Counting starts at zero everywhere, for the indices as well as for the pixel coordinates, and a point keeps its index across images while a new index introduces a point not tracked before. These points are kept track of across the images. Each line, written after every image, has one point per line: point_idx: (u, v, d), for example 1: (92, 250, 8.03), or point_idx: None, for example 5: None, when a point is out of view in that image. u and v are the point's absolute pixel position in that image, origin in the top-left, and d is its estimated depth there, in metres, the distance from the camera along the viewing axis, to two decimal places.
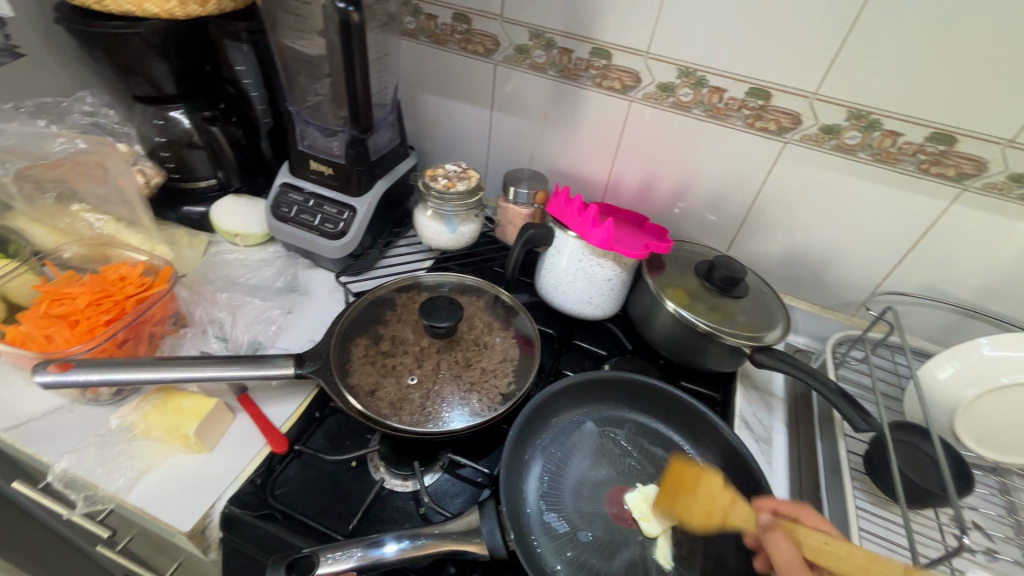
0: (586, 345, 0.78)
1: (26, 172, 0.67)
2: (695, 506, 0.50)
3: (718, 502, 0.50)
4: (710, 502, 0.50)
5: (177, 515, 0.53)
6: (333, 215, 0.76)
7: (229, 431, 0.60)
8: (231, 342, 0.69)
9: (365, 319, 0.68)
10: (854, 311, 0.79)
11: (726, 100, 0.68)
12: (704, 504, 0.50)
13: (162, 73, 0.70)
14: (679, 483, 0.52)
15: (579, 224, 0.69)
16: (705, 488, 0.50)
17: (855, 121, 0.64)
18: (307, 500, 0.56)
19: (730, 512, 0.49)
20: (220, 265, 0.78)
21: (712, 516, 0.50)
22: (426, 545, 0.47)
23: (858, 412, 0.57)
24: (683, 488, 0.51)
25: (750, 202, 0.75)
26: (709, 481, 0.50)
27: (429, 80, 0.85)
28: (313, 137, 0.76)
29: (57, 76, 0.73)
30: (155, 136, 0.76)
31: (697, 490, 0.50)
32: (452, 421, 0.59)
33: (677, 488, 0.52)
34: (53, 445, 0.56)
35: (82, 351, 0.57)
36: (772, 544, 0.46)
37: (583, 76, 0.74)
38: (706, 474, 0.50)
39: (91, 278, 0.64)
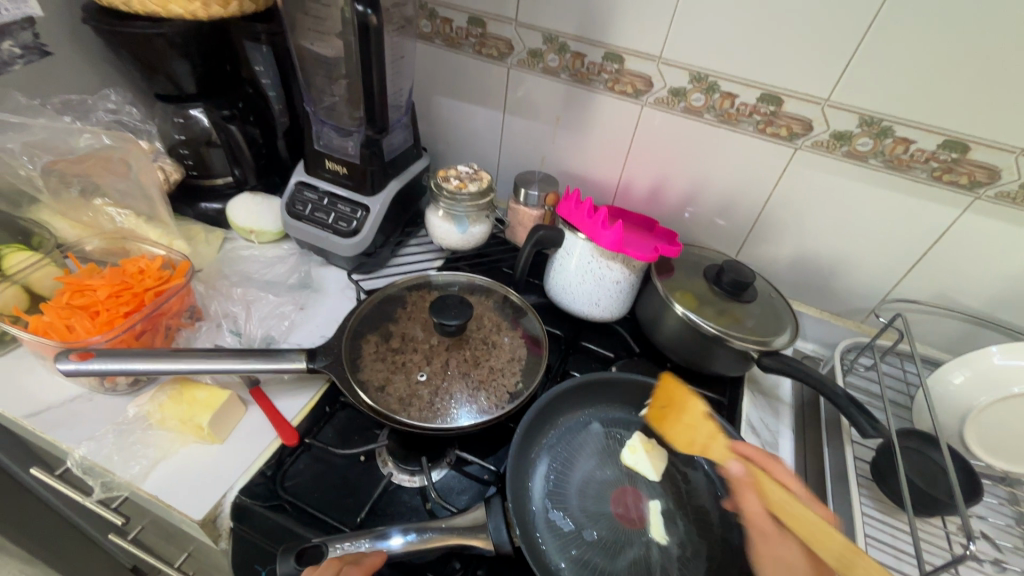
0: (594, 346, 0.78)
1: (52, 167, 0.69)
2: (679, 429, 0.53)
3: (700, 434, 0.53)
4: (692, 429, 0.53)
5: (190, 503, 0.54)
6: (346, 214, 0.77)
7: (242, 422, 0.62)
8: (244, 336, 0.70)
9: (376, 316, 0.69)
10: (864, 318, 0.79)
11: (738, 105, 0.68)
12: (686, 431, 0.53)
13: (183, 72, 0.71)
14: (668, 403, 0.54)
15: (589, 226, 0.70)
16: (689, 414, 0.53)
17: (867, 128, 0.64)
18: (316, 493, 0.57)
19: (709, 445, 0.52)
20: (235, 261, 0.80)
21: (691, 443, 0.53)
22: (432, 539, 0.48)
23: (867, 419, 0.57)
24: (669, 407, 0.54)
25: (760, 207, 0.76)
26: (693, 407, 0.53)
27: (443, 82, 0.86)
28: (329, 137, 0.77)
29: (83, 74, 0.75)
30: (175, 133, 0.78)
31: (681, 414, 0.53)
32: (460, 417, 0.59)
33: (664, 407, 0.55)
34: (72, 432, 0.58)
35: (102, 341, 0.58)
36: (743, 495, 0.49)
37: (595, 80, 0.75)
38: (694, 399, 0.53)
39: (111, 270, 0.65)
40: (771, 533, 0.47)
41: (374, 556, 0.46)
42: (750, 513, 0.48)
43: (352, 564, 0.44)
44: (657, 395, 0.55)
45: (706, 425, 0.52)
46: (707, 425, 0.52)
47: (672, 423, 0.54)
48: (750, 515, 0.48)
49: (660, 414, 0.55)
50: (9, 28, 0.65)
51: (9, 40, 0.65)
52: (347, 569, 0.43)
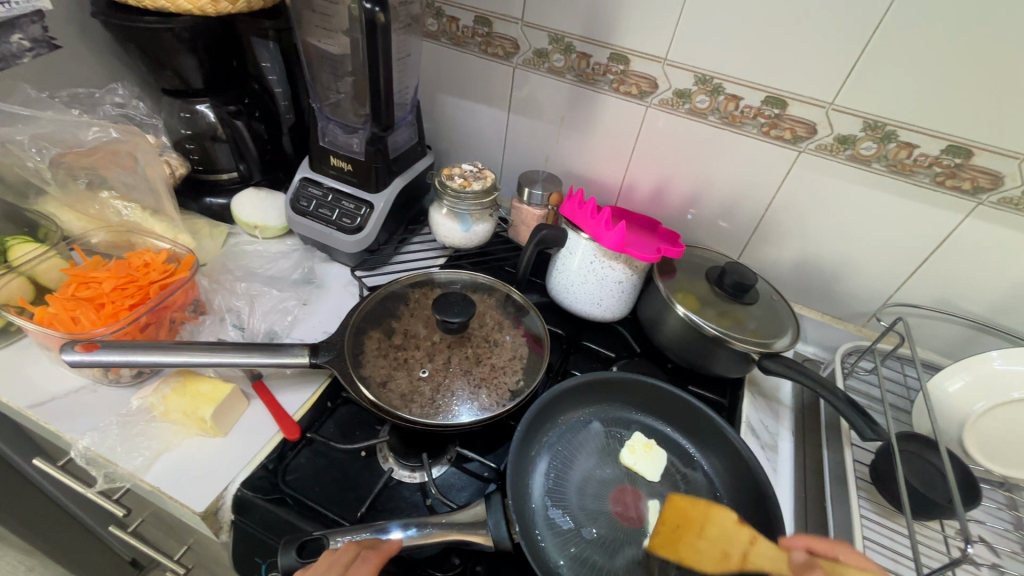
0: (595, 346, 0.78)
1: (60, 159, 0.69)
2: (706, 546, 0.49)
3: (734, 544, 0.48)
4: (722, 540, 0.48)
5: (193, 495, 0.54)
6: (350, 210, 0.78)
7: (244, 416, 0.62)
8: (248, 331, 0.70)
9: (379, 312, 0.70)
10: (865, 322, 0.79)
11: (742, 107, 0.69)
12: (716, 543, 0.48)
13: (191, 67, 0.72)
14: (682, 522, 0.51)
15: (592, 226, 0.70)
16: (713, 526, 0.49)
17: (871, 132, 0.64)
18: (317, 487, 0.58)
19: (748, 552, 0.47)
20: (239, 256, 0.80)
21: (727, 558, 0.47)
22: (433, 534, 0.48)
23: (865, 421, 0.57)
24: (686, 526, 0.51)
25: (762, 210, 0.76)
26: (714, 517, 0.49)
27: (448, 81, 0.86)
28: (335, 134, 0.78)
29: (91, 68, 0.75)
30: (182, 128, 0.78)
31: (705, 526, 0.50)
32: (461, 414, 0.60)
33: (681, 526, 0.51)
34: (76, 422, 0.58)
35: (107, 333, 0.59)
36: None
37: (600, 81, 0.75)
38: (712, 509, 0.50)
39: (116, 263, 0.66)
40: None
41: (390, 541, 0.47)
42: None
43: (369, 548, 0.46)
44: (669, 515, 0.52)
45: (733, 529, 0.48)
46: (740, 532, 0.48)
47: (696, 539, 0.50)
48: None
49: (679, 530, 0.51)
50: (20, 21, 0.65)
51: (19, 33, 0.66)
52: (364, 555, 0.44)
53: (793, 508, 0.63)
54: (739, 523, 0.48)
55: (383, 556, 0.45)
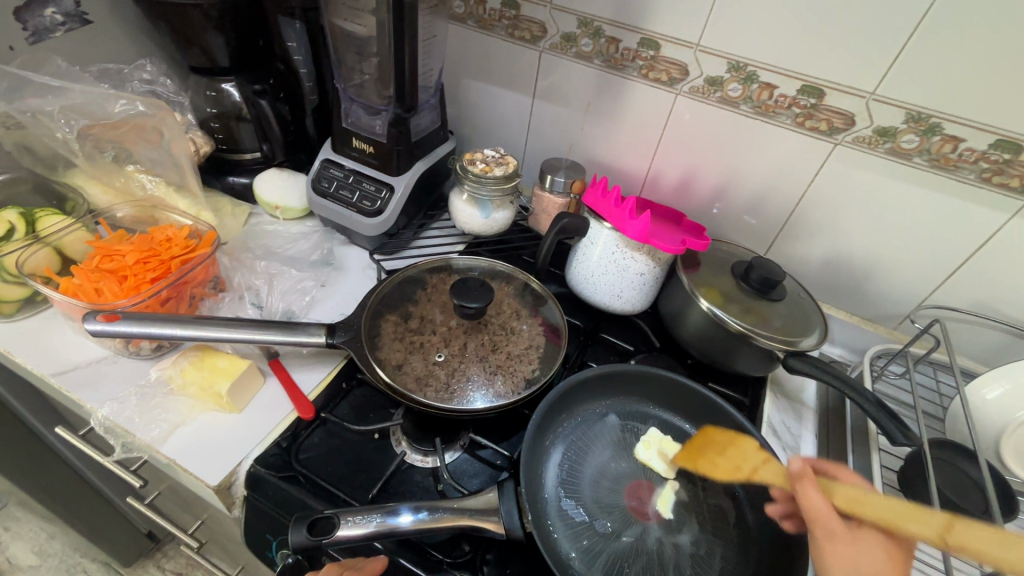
0: (613, 339, 0.77)
1: (87, 131, 0.69)
2: (722, 462, 0.58)
3: (749, 461, 0.56)
4: (739, 458, 0.57)
5: (207, 469, 0.55)
6: (371, 193, 0.77)
7: (260, 393, 0.62)
8: (266, 309, 0.70)
9: (396, 296, 0.69)
10: (897, 324, 0.76)
11: (777, 96, 0.66)
12: (732, 459, 0.58)
13: (218, 45, 0.72)
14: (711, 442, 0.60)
15: (615, 215, 0.69)
16: (736, 448, 0.58)
17: (913, 124, 0.61)
18: (328, 467, 0.57)
19: (758, 467, 0.55)
20: (259, 235, 0.80)
21: (739, 471, 0.57)
22: (443, 518, 0.47)
23: (897, 426, 0.55)
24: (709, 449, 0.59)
25: (793, 204, 0.73)
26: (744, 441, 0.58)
27: (473, 65, 0.85)
28: (357, 115, 0.77)
29: (120, 43, 0.76)
30: (207, 106, 0.79)
31: (729, 447, 0.59)
32: (476, 401, 0.59)
33: (707, 447, 0.60)
34: (95, 392, 0.59)
35: (129, 305, 0.59)
36: (802, 490, 0.46)
37: (629, 67, 0.73)
38: (733, 437, 0.59)
39: (140, 237, 0.66)
40: (841, 534, 0.43)
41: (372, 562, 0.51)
42: (817, 513, 0.45)
43: (352, 568, 0.50)
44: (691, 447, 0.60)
45: (751, 452, 0.57)
46: (755, 452, 0.57)
47: (719, 459, 0.58)
48: (816, 511, 0.45)
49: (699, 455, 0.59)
50: None
51: (51, 7, 0.66)
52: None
53: None
54: (753, 448, 0.57)
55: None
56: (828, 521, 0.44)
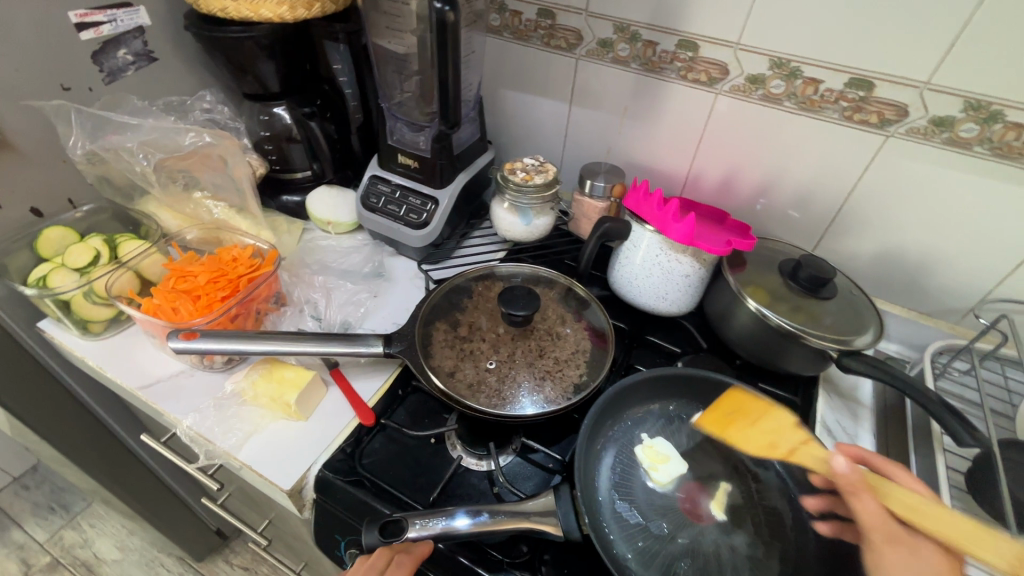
0: (658, 341, 0.77)
1: (163, 164, 0.75)
2: (755, 437, 0.60)
3: (785, 438, 0.58)
4: (775, 434, 0.59)
5: (281, 475, 0.59)
6: (417, 206, 0.80)
7: (323, 402, 0.66)
8: (324, 321, 0.74)
9: (445, 305, 0.72)
10: (959, 318, 0.73)
11: (822, 91, 0.65)
12: (765, 435, 0.60)
13: (269, 72, 0.76)
14: (738, 411, 0.62)
15: (658, 218, 0.69)
16: (768, 422, 0.60)
17: (973, 112, 0.59)
18: (390, 471, 0.60)
19: (795, 447, 0.57)
20: (314, 250, 0.85)
21: (772, 448, 0.59)
22: (501, 521, 0.49)
23: (964, 427, 0.53)
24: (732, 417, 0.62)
25: (842, 199, 0.72)
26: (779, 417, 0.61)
27: (509, 75, 0.86)
28: (401, 133, 0.80)
29: (182, 77, 0.81)
30: (261, 130, 0.84)
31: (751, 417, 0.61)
32: (528, 407, 0.61)
33: (732, 416, 0.62)
34: (179, 403, 0.64)
35: (204, 322, 0.64)
36: (859, 502, 0.50)
37: (666, 69, 0.73)
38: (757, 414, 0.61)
39: (208, 258, 0.71)
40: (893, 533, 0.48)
41: (422, 543, 0.52)
42: (870, 521, 0.49)
43: (402, 552, 0.51)
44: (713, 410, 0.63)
45: (787, 426, 0.59)
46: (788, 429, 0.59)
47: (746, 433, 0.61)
48: (872, 520, 0.49)
49: (727, 425, 0.62)
50: (124, 37, 0.71)
51: (123, 48, 0.72)
52: (397, 561, 0.50)
53: None
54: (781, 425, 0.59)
55: (416, 560, 0.51)
56: (885, 528, 0.48)
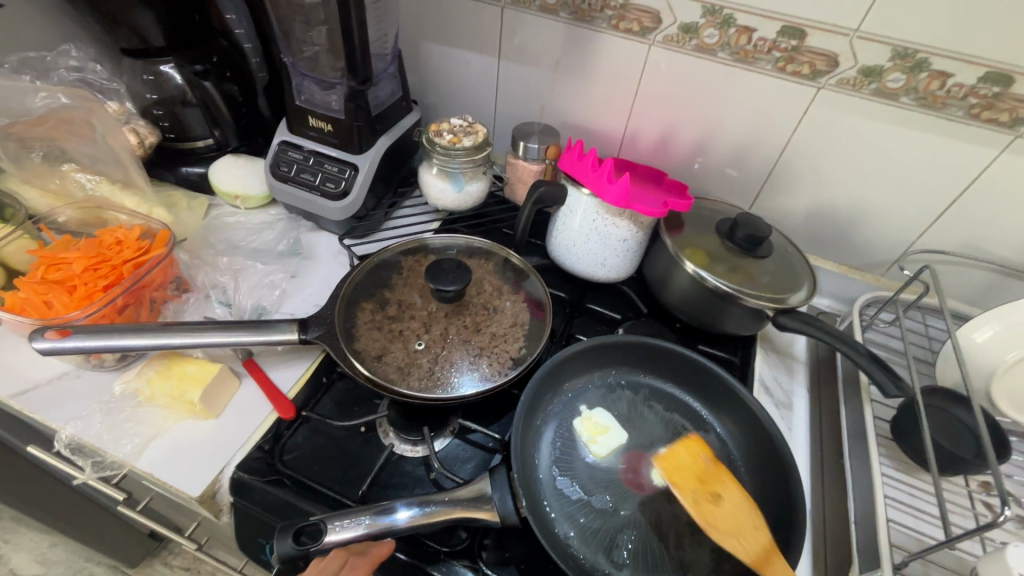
0: (599, 308, 0.75)
1: (9, 130, 0.64)
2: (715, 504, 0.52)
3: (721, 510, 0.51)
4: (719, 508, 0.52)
5: (187, 481, 0.53)
6: (334, 174, 0.73)
7: (236, 396, 0.59)
8: (234, 307, 0.67)
9: (370, 283, 0.66)
10: (884, 271, 0.75)
11: (755, 41, 0.62)
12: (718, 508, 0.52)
13: (148, 24, 0.65)
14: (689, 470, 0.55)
15: (593, 180, 0.65)
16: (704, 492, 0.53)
17: (900, 61, 0.58)
18: (315, 466, 0.56)
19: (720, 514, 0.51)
20: (221, 228, 0.76)
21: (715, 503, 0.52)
22: (437, 512, 0.46)
23: (889, 377, 0.54)
24: (701, 487, 0.53)
25: (776, 155, 0.71)
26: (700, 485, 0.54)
27: (431, 26, 0.79)
28: (310, 92, 0.72)
29: (39, 28, 0.69)
30: (147, 92, 0.72)
31: (719, 498, 0.52)
32: (461, 386, 0.57)
33: (697, 492, 0.53)
34: (61, 410, 0.56)
35: (82, 317, 0.55)
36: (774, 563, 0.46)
37: (597, 18, 0.68)
38: (732, 487, 0.53)
39: (86, 241, 0.62)
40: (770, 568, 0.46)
41: (381, 546, 0.46)
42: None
43: (358, 554, 0.45)
44: (688, 463, 0.55)
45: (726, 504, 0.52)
46: (751, 519, 0.50)
47: (706, 505, 0.52)
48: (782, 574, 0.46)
49: (696, 492, 0.53)
50: None
51: None
52: (351, 563, 0.43)
53: (810, 467, 0.60)
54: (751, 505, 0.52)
55: (367, 570, 0.46)
56: None
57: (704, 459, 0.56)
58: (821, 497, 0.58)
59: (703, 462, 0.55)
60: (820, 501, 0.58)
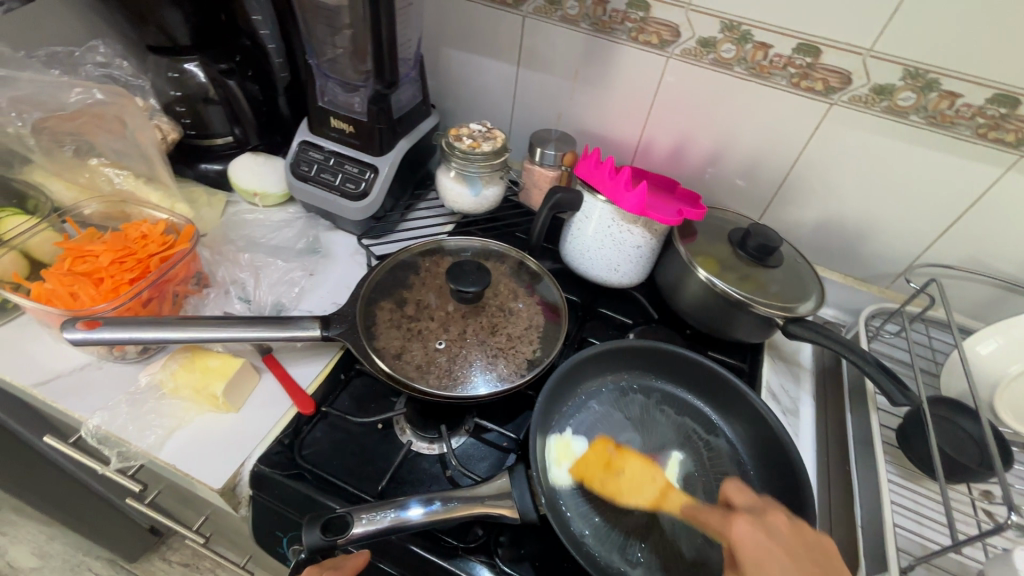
0: (611, 313, 0.76)
1: (43, 124, 0.65)
2: (627, 483, 0.54)
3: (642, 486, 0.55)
4: (633, 482, 0.55)
5: (209, 473, 0.53)
6: (354, 175, 0.74)
7: (256, 391, 0.60)
8: (254, 303, 0.68)
9: (389, 283, 0.67)
10: (890, 283, 0.77)
11: (771, 57, 0.64)
12: (633, 483, 0.55)
13: (177, 22, 0.66)
14: (601, 465, 0.56)
15: (610, 187, 0.67)
16: (624, 478, 0.55)
17: (911, 81, 0.60)
18: (335, 461, 0.56)
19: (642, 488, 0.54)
20: (240, 225, 0.77)
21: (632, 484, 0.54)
22: (456, 508, 0.47)
23: (897, 387, 0.55)
24: (606, 466, 0.56)
25: (787, 168, 0.72)
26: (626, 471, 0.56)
27: (453, 32, 0.80)
28: (333, 93, 0.73)
29: (69, 24, 0.71)
30: (171, 89, 0.74)
31: (621, 469, 0.56)
32: (479, 386, 0.58)
33: (603, 474, 0.55)
34: (85, 401, 0.57)
35: (109, 309, 0.56)
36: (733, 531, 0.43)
37: (617, 30, 0.70)
38: (629, 456, 0.57)
39: (112, 235, 0.63)
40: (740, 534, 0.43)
41: (354, 559, 0.50)
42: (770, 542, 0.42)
43: (332, 569, 0.49)
44: (593, 451, 0.57)
45: (640, 473, 0.56)
46: (647, 474, 0.56)
47: (613, 481, 0.54)
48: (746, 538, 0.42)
49: (605, 475, 0.55)
50: None
51: None
52: None
53: (817, 472, 0.61)
54: (646, 464, 0.57)
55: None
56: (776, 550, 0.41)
57: (604, 443, 0.58)
58: (827, 502, 0.59)
59: (606, 446, 0.58)
60: (827, 505, 0.59)
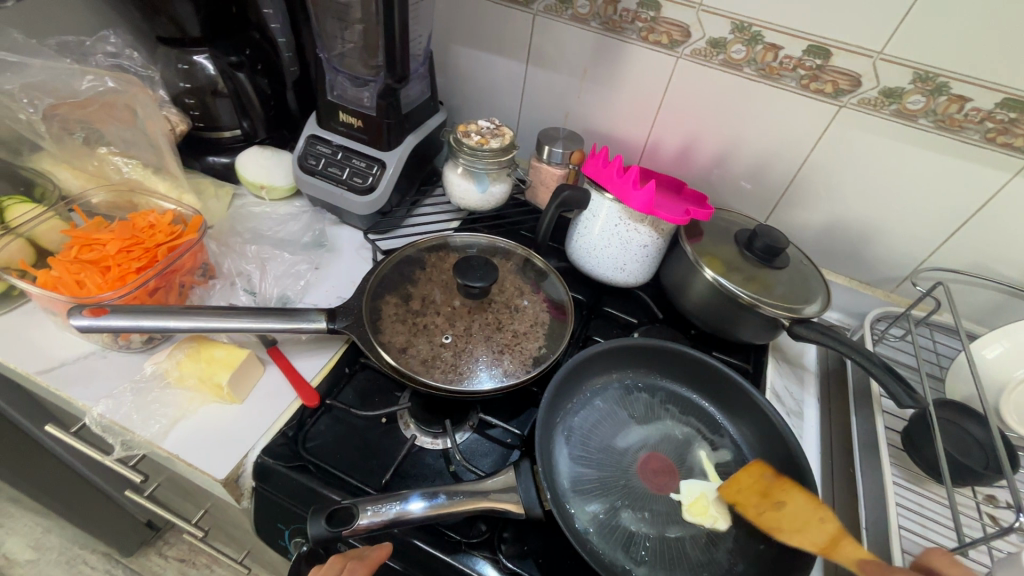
0: (615, 311, 0.77)
1: (53, 111, 0.65)
2: (783, 520, 0.50)
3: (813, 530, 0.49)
4: (795, 518, 0.50)
5: (213, 463, 0.53)
6: (362, 169, 0.74)
7: (260, 383, 0.60)
8: (260, 295, 0.68)
9: (395, 277, 0.66)
10: (895, 287, 0.77)
11: (781, 58, 0.64)
12: (795, 522, 0.50)
13: (187, 14, 0.65)
14: (761, 495, 0.54)
15: (619, 186, 0.67)
16: (784, 512, 0.51)
17: (921, 84, 0.60)
18: (338, 454, 0.56)
19: (809, 528, 0.49)
20: (246, 217, 0.77)
21: (788, 522, 0.50)
22: (459, 503, 0.47)
23: (903, 389, 0.55)
24: (764, 495, 0.54)
25: (795, 170, 0.72)
26: (790, 506, 0.51)
27: (463, 29, 0.80)
28: (343, 87, 0.73)
29: (79, 13, 0.71)
30: (179, 81, 0.73)
31: (781, 501, 0.52)
32: (484, 381, 0.58)
33: (761, 502, 0.53)
34: (88, 389, 0.57)
35: (115, 297, 0.56)
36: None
37: (627, 29, 0.70)
38: (792, 488, 0.53)
39: (119, 224, 0.63)
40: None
41: (378, 550, 0.49)
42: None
43: (356, 559, 0.48)
44: (747, 474, 0.56)
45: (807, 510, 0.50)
46: (814, 513, 0.50)
47: (770, 512, 0.52)
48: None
49: (758, 501, 0.53)
50: None
51: None
52: (351, 567, 0.47)
53: (821, 474, 0.61)
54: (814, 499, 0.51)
55: (369, 566, 0.48)
56: None
57: (761, 469, 0.56)
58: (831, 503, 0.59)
59: (764, 473, 0.55)
60: (831, 505, 0.59)
